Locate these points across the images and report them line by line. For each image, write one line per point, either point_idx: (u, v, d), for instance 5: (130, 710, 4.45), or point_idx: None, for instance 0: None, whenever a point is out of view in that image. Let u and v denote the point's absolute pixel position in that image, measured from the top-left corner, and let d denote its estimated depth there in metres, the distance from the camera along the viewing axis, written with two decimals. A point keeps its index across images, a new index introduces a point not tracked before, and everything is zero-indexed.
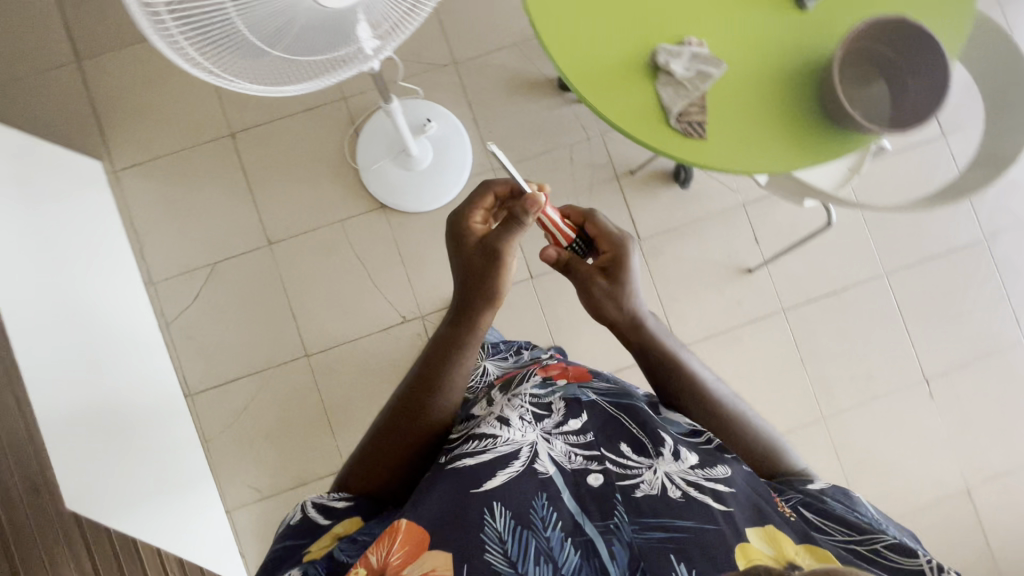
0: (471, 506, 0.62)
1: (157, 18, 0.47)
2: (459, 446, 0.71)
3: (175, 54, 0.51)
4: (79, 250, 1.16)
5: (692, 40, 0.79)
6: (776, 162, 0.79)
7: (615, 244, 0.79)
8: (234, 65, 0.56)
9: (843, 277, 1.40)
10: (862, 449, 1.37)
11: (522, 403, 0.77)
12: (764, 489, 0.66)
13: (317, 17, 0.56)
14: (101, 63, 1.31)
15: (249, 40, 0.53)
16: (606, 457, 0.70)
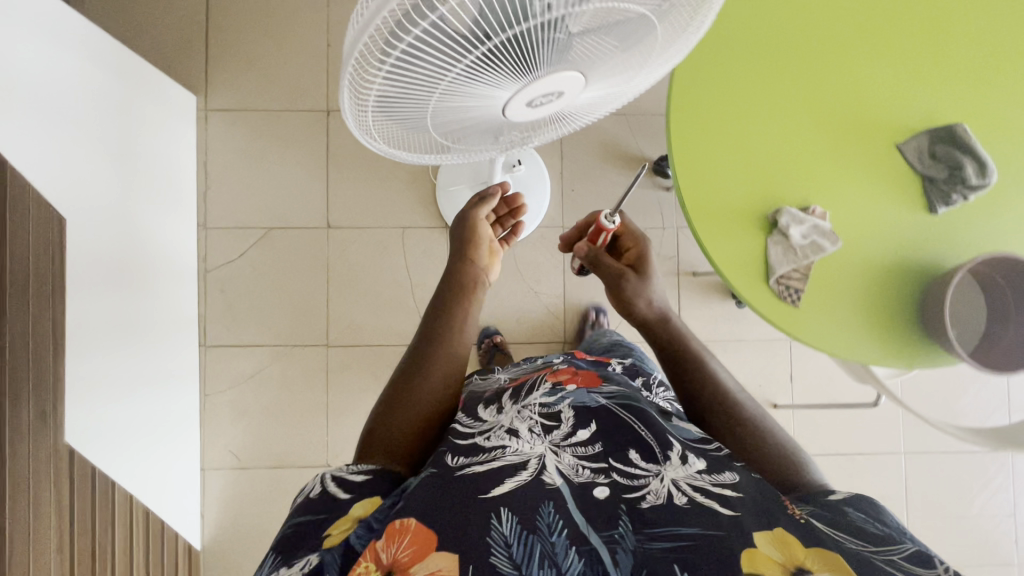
0: (472, 511, 0.54)
1: (360, 101, 0.43)
2: (462, 456, 0.64)
3: (357, 127, 0.47)
4: (151, 182, 1.15)
5: (816, 210, 0.78)
6: (863, 354, 0.78)
7: (637, 240, 0.89)
8: (386, 121, 0.47)
9: (863, 442, 1.39)
10: None
11: (530, 415, 0.71)
12: (775, 494, 0.57)
13: (494, 122, 0.52)
14: (228, 4, 1.32)
15: (426, 125, 0.50)
16: (612, 467, 0.62)
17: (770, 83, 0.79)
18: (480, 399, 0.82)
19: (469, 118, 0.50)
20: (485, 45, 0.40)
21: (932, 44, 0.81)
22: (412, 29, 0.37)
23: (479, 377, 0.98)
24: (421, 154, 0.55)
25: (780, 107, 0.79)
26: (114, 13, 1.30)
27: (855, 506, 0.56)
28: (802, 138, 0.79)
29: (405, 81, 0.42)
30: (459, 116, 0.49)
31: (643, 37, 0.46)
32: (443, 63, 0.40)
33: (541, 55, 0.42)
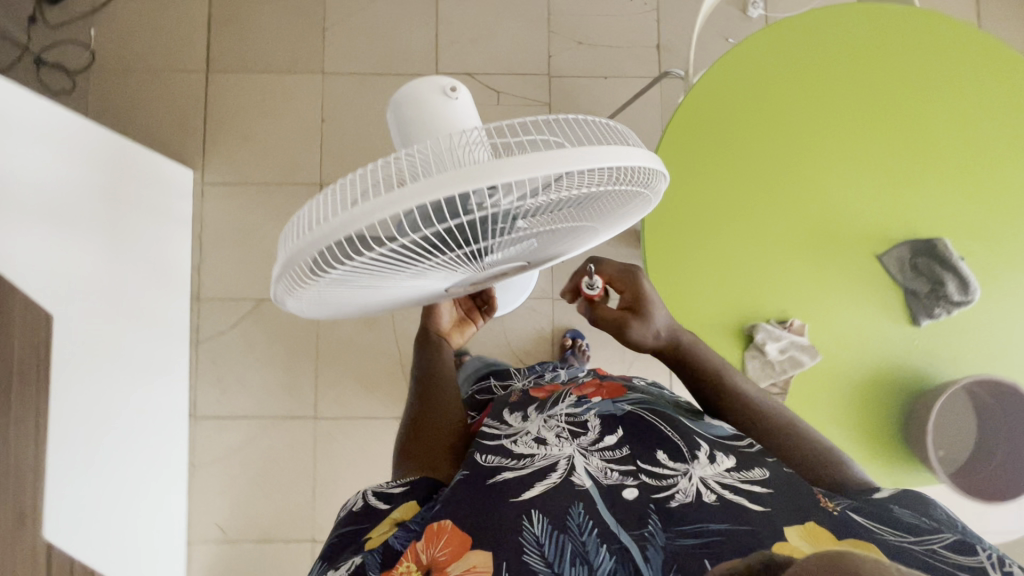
0: (505, 515, 0.48)
1: (295, 295, 0.44)
2: (495, 456, 0.56)
3: (292, 307, 0.48)
4: (150, 258, 1.17)
5: (794, 322, 0.77)
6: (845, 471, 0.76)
7: (630, 281, 0.66)
8: (318, 301, 0.48)
9: None
10: None
11: (557, 423, 0.59)
12: (807, 488, 0.47)
13: (435, 290, 0.54)
14: (227, 80, 1.35)
15: (365, 301, 0.51)
16: (640, 467, 0.52)
17: (745, 186, 0.79)
18: (506, 404, 0.70)
19: (405, 292, 0.51)
20: (418, 263, 0.41)
21: (911, 149, 0.80)
22: (341, 263, 0.38)
23: (497, 382, 0.85)
24: (359, 309, 0.57)
25: (758, 212, 0.79)
26: (117, 93, 1.34)
27: (897, 500, 0.45)
28: (775, 247, 0.78)
29: (338, 284, 0.43)
30: (397, 293, 0.50)
31: (577, 229, 0.49)
32: (376, 276, 0.42)
33: (472, 262, 0.44)
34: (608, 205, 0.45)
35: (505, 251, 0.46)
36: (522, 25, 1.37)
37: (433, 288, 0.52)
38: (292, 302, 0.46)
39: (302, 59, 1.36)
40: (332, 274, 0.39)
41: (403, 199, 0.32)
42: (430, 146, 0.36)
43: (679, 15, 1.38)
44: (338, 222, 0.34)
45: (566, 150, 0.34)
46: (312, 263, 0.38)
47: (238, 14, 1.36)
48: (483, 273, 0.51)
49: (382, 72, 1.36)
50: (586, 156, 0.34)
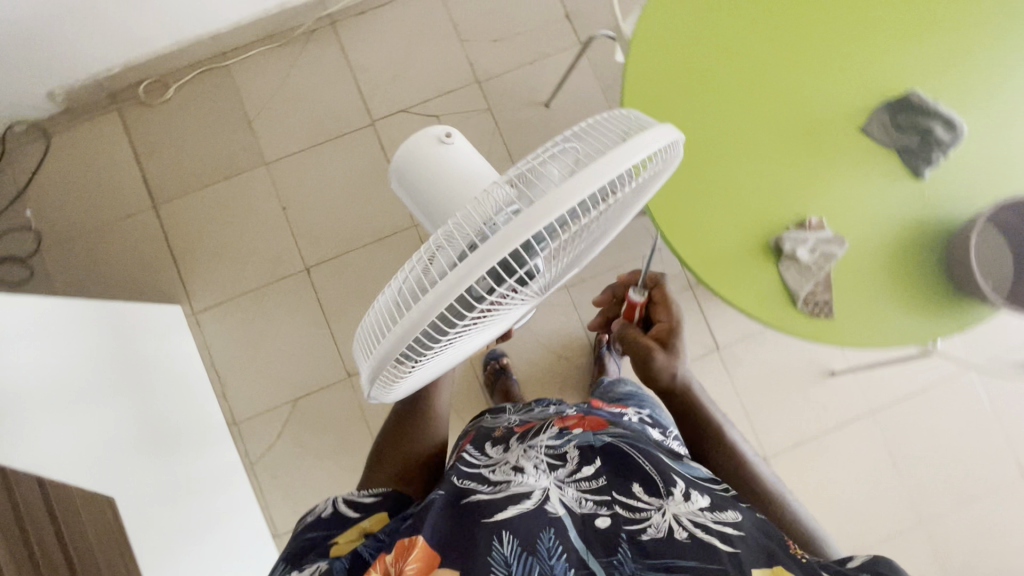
0: (478, 534, 0.50)
1: (387, 393, 0.45)
2: (470, 481, 0.59)
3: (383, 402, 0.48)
4: (179, 402, 1.15)
5: (813, 221, 0.77)
6: (909, 335, 0.78)
7: (670, 315, 0.78)
8: (406, 389, 0.48)
9: (931, 373, 1.36)
10: (965, 556, 1.31)
11: (536, 453, 0.62)
12: (778, 535, 0.51)
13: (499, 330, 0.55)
14: (178, 208, 1.33)
15: (443, 369, 0.52)
16: (615, 499, 0.55)
17: (716, 119, 0.80)
18: (489, 437, 0.72)
19: (478, 347, 0.51)
20: (490, 318, 0.42)
21: (853, 21, 0.82)
22: (425, 352, 0.38)
23: (491, 414, 0.84)
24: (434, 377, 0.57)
25: (737, 133, 0.80)
26: (77, 262, 1.31)
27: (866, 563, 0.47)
28: (768, 158, 0.79)
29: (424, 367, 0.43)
30: (470, 350, 0.51)
31: (613, 220, 0.49)
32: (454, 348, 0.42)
33: (534, 295, 0.44)
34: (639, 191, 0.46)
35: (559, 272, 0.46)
36: (434, 45, 1.37)
37: (500, 329, 0.52)
38: (385, 398, 0.47)
39: (241, 158, 1.34)
40: (419, 363, 0.40)
41: (466, 275, 0.33)
42: (461, 216, 0.37)
43: None
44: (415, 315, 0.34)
45: (598, 162, 0.34)
46: (398, 362, 0.39)
47: (161, 141, 1.34)
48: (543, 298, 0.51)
49: (322, 141, 1.35)
50: (618, 159, 0.34)
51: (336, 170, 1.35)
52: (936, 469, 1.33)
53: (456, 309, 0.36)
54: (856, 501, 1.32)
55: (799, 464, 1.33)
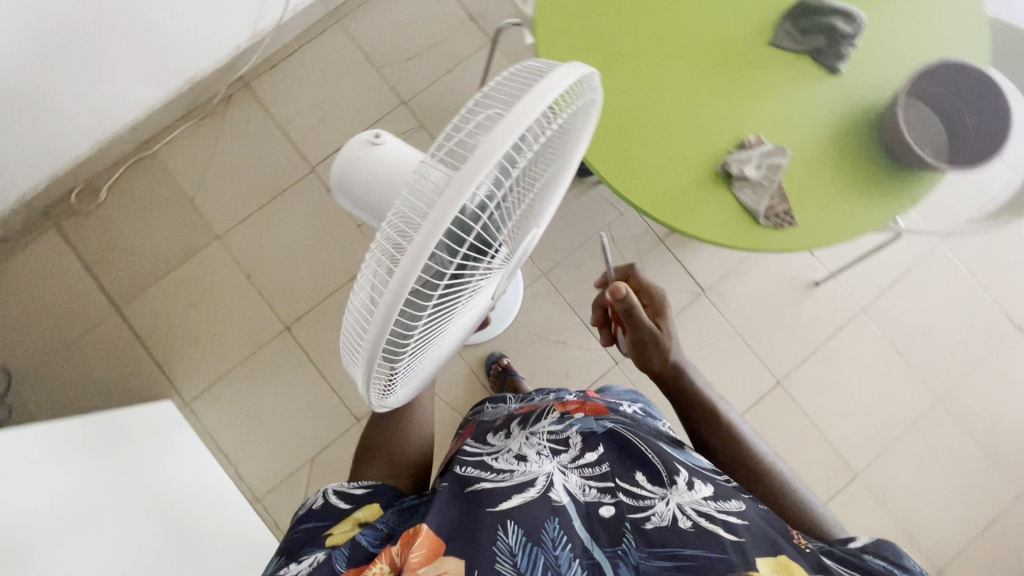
0: (483, 522, 0.50)
1: (386, 395, 0.45)
2: (474, 469, 0.60)
3: (387, 408, 0.48)
4: (205, 483, 1.13)
5: (751, 139, 0.80)
6: (871, 221, 0.80)
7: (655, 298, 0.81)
8: (405, 386, 0.48)
9: (906, 258, 1.40)
10: (986, 419, 1.35)
11: (538, 440, 0.64)
12: (781, 525, 0.51)
13: (482, 310, 0.55)
14: (142, 304, 1.31)
15: (437, 361, 0.52)
16: (619, 486, 0.56)
17: (634, 66, 0.82)
18: (490, 427, 0.73)
19: (464, 329, 0.52)
20: (465, 291, 0.42)
21: None
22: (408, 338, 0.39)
23: (491, 403, 0.84)
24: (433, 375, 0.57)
25: (658, 76, 0.82)
26: (55, 387, 1.27)
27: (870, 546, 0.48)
28: (693, 91, 0.82)
29: (415, 357, 0.43)
30: (458, 333, 0.51)
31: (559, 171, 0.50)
32: (438, 330, 0.43)
33: (502, 260, 0.45)
34: (575, 135, 0.46)
35: (522, 234, 0.47)
36: (352, 79, 1.38)
37: (482, 306, 0.53)
38: (388, 401, 0.47)
39: (192, 238, 1.32)
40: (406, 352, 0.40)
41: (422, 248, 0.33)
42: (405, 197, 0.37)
43: None
44: (386, 301, 0.34)
45: (517, 108, 0.34)
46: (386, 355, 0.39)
47: (107, 242, 1.31)
48: (515, 266, 0.52)
49: (269, 198, 1.34)
50: (535, 101, 0.35)
51: (290, 223, 1.34)
52: (936, 346, 1.37)
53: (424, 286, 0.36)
54: (872, 397, 1.35)
55: (810, 378, 1.35)
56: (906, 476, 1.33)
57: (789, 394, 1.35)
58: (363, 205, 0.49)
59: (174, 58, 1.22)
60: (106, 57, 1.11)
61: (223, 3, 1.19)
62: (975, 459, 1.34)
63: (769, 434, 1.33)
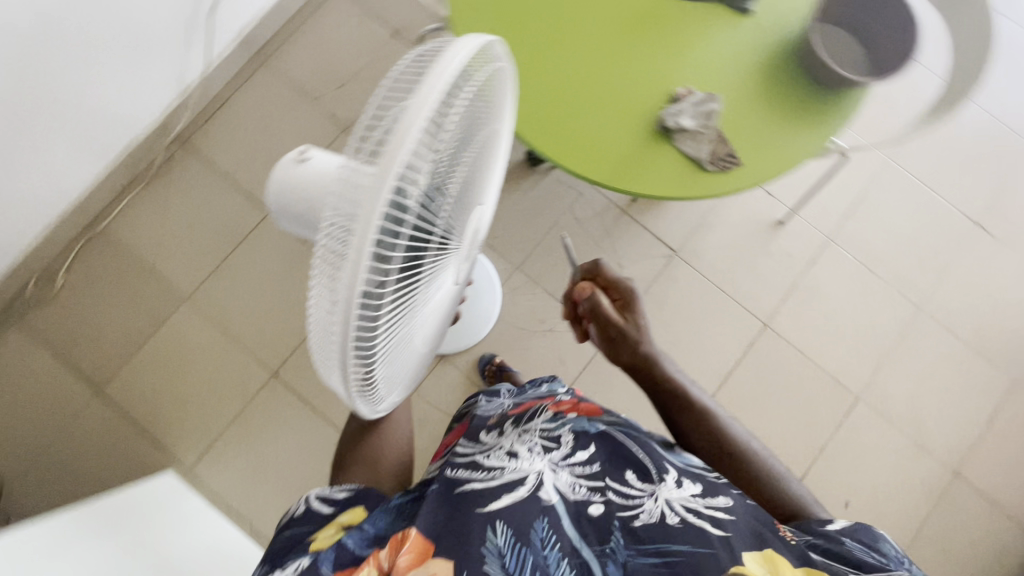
0: (472, 523, 0.49)
1: (370, 401, 0.44)
2: (464, 470, 0.58)
3: (375, 414, 0.47)
4: (222, 545, 1.09)
5: (682, 91, 0.82)
6: (812, 146, 0.83)
7: (624, 290, 0.80)
8: (389, 388, 0.47)
9: (859, 180, 1.44)
10: (968, 317, 1.39)
11: (530, 437, 0.63)
12: (768, 519, 0.52)
13: (450, 300, 0.54)
14: (122, 381, 1.27)
15: (417, 359, 0.51)
16: (609, 485, 0.56)
17: (557, 43, 0.83)
18: (483, 426, 0.71)
19: (436, 321, 0.51)
20: (422, 277, 0.42)
21: None
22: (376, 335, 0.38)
23: (486, 398, 0.83)
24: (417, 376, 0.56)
25: (582, 47, 0.83)
26: (49, 483, 1.23)
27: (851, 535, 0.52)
28: (617, 56, 0.83)
29: (391, 353, 0.42)
30: (431, 327, 0.50)
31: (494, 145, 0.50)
32: (406, 322, 0.42)
33: (454, 240, 0.45)
34: (497, 105, 0.47)
35: (468, 212, 0.47)
36: (289, 116, 1.38)
37: (449, 295, 0.52)
38: (374, 407, 0.46)
39: (160, 305, 1.30)
40: (378, 350, 0.39)
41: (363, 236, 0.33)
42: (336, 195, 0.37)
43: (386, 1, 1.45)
44: (343, 293, 0.33)
45: (426, 80, 0.34)
46: (357, 357, 0.38)
47: (73, 327, 1.28)
48: (472, 247, 0.52)
49: (231, 249, 1.33)
50: (442, 70, 0.35)
51: (256, 269, 1.33)
52: (905, 258, 1.41)
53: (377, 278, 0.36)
54: (857, 320, 1.38)
55: (795, 313, 1.38)
56: (904, 388, 1.36)
57: (778, 334, 1.37)
58: (303, 224, 0.47)
59: (107, 130, 1.21)
60: (42, 139, 1.09)
61: (146, 68, 1.19)
62: (966, 358, 1.38)
63: (765, 376, 1.35)
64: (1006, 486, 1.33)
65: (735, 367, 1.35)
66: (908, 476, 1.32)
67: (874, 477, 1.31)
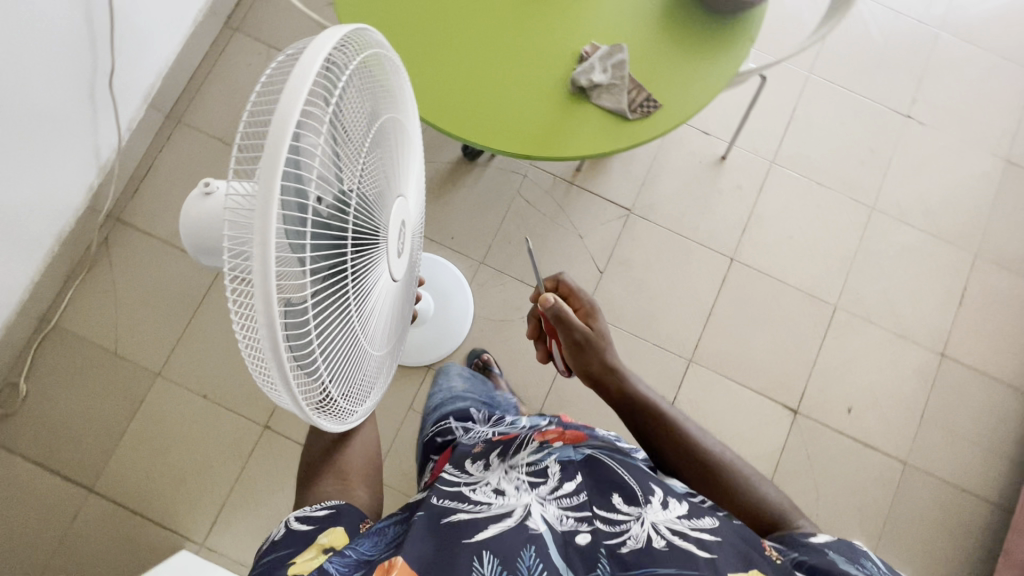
0: (459, 555, 0.50)
1: (331, 411, 0.43)
2: (452, 499, 0.59)
3: (345, 424, 0.47)
4: None
5: (587, 49, 0.83)
6: (723, 74, 0.84)
7: (587, 302, 0.90)
8: (349, 394, 0.46)
9: (786, 99, 1.47)
10: (918, 204, 1.44)
11: (516, 473, 0.65)
12: (753, 539, 0.55)
13: (398, 296, 0.54)
14: (112, 473, 1.22)
15: (374, 361, 0.51)
16: (596, 514, 0.57)
17: (456, 29, 0.83)
18: (468, 454, 0.75)
19: (386, 319, 0.51)
20: (349, 276, 0.41)
21: None
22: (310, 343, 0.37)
23: (459, 425, 0.89)
24: (383, 380, 0.55)
25: (481, 28, 0.83)
26: None
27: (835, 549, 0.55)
28: (518, 29, 0.84)
29: (336, 355, 0.42)
30: (381, 326, 0.50)
31: (400, 132, 0.49)
32: (344, 325, 0.42)
33: (376, 234, 0.44)
34: (389, 91, 0.46)
35: (386, 204, 0.46)
36: (220, 167, 1.36)
37: (394, 291, 0.52)
38: (339, 417, 0.45)
39: (133, 388, 1.26)
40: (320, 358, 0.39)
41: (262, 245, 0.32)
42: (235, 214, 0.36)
43: (288, 32, 1.44)
44: (258, 299, 0.33)
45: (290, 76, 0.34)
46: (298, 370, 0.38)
47: (49, 433, 1.23)
48: (404, 239, 0.51)
49: (193, 313, 1.30)
50: (309, 56, 0.35)
51: (223, 326, 1.30)
52: (847, 163, 1.45)
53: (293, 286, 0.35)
54: (817, 232, 1.41)
55: (758, 241, 1.40)
56: (876, 285, 1.39)
57: (747, 264, 1.39)
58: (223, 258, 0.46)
59: (33, 226, 1.15)
60: None
61: (60, 154, 1.13)
62: (926, 242, 1.42)
63: (745, 308, 1.37)
64: (993, 353, 1.37)
65: (715, 306, 1.37)
66: (901, 368, 1.35)
67: (870, 377, 1.35)
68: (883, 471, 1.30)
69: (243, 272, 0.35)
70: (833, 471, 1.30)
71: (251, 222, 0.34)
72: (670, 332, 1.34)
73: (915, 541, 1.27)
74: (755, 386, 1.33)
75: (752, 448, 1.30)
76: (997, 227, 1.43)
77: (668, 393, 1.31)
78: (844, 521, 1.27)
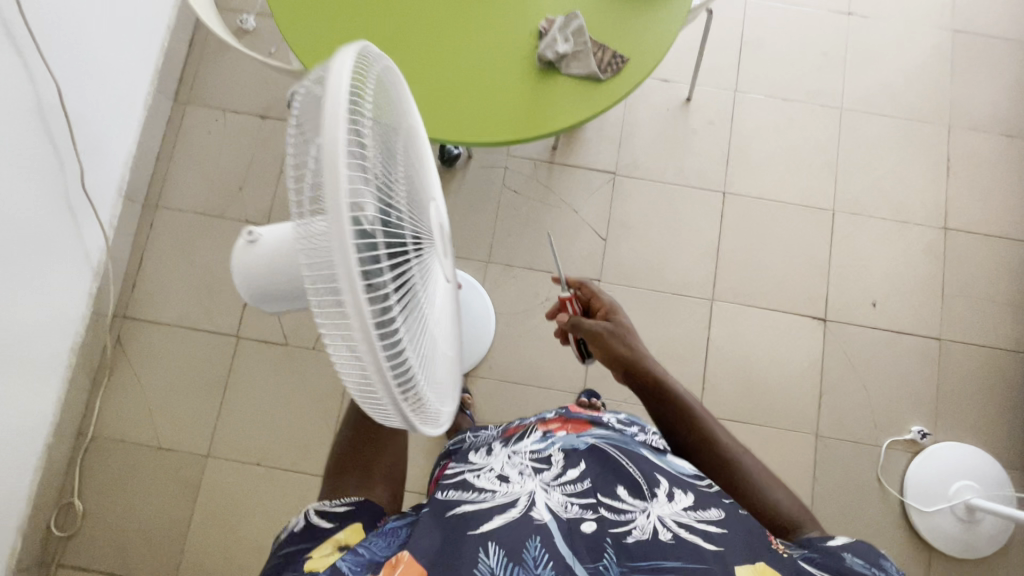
0: (466, 546, 0.53)
1: (430, 415, 0.45)
2: (457, 492, 0.63)
3: (442, 426, 0.49)
4: None
5: (544, 25, 0.84)
6: (677, 17, 0.87)
7: (608, 303, 0.94)
8: (438, 397, 0.48)
9: (732, 27, 1.50)
10: (883, 93, 1.47)
11: (520, 460, 0.68)
12: (761, 534, 0.57)
13: (450, 297, 0.55)
14: (189, 560, 1.22)
15: (448, 362, 0.52)
16: (600, 502, 0.60)
17: (413, 37, 0.84)
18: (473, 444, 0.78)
19: (447, 320, 0.52)
20: (417, 286, 0.43)
21: None
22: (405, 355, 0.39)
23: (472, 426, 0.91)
24: (456, 379, 0.57)
25: (438, 31, 0.85)
26: None
27: (853, 552, 0.55)
28: (472, 24, 0.85)
29: (423, 361, 0.43)
30: (445, 328, 0.52)
31: (415, 141, 0.50)
32: (423, 334, 0.43)
33: (427, 241, 0.46)
34: (399, 103, 0.47)
35: (424, 211, 0.47)
36: (210, 239, 1.36)
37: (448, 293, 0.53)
38: (436, 421, 0.47)
39: (185, 474, 1.26)
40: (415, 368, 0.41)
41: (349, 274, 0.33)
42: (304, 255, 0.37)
43: (237, 92, 1.44)
44: (356, 323, 0.34)
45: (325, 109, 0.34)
46: (402, 383, 0.39)
47: (118, 539, 1.23)
48: (444, 242, 0.52)
49: (224, 386, 1.30)
50: (336, 82, 0.35)
51: (258, 391, 1.30)
52: (806, 72, 1.48)
53: (381, 306, 0.37)
54: (795, 146, 1.44)
55: (743, 169, 1.43)
56: (866, 180, 1.42)
57: (739, 194, 1.41)
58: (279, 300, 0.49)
59: (44, 343, 1.14)
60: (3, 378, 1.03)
61: (52, 267, 1.13)
62: (901, 127, 1.45)
63: (748, 235, 1.39)
64: (991, 214, 1.41)
65: (720, 241, 1.39)
66: (911, 251, 1.39)
67: (885, 268, 1.38)
68: (920, 352, 1.33)
69: (331, 303, 0.36)
70: (874, 366, 1.33)
71: (328, 257, 0.35)
72: (685, 278, 1.37)
73: (970, 409, 1.30)
74: (780, 306, 1.35)
75: (792, 366, 1.33)
76: (963, 94, 1.47)
77: (699, 336, 1.34)
78: (898, 409, 1.31)
